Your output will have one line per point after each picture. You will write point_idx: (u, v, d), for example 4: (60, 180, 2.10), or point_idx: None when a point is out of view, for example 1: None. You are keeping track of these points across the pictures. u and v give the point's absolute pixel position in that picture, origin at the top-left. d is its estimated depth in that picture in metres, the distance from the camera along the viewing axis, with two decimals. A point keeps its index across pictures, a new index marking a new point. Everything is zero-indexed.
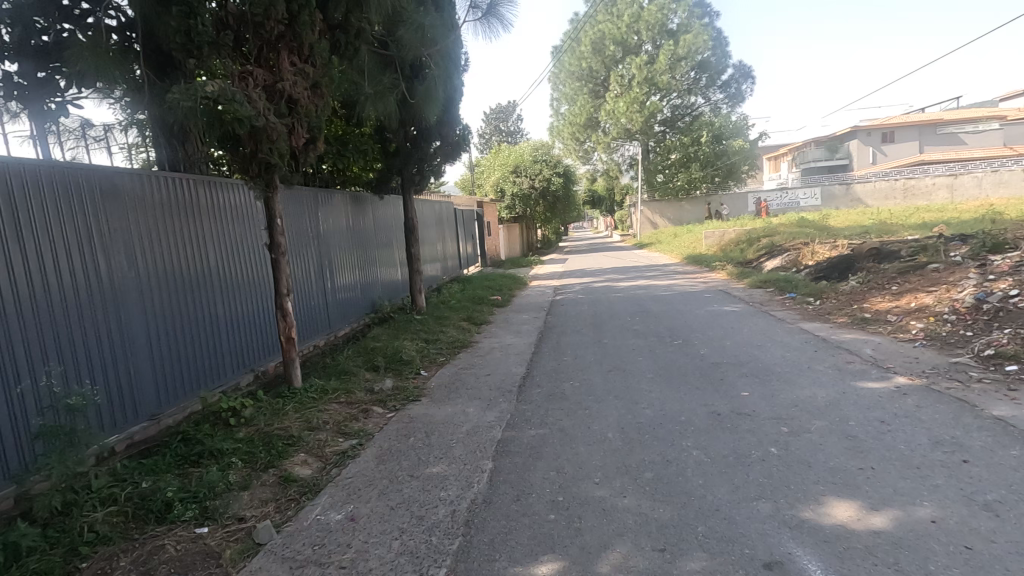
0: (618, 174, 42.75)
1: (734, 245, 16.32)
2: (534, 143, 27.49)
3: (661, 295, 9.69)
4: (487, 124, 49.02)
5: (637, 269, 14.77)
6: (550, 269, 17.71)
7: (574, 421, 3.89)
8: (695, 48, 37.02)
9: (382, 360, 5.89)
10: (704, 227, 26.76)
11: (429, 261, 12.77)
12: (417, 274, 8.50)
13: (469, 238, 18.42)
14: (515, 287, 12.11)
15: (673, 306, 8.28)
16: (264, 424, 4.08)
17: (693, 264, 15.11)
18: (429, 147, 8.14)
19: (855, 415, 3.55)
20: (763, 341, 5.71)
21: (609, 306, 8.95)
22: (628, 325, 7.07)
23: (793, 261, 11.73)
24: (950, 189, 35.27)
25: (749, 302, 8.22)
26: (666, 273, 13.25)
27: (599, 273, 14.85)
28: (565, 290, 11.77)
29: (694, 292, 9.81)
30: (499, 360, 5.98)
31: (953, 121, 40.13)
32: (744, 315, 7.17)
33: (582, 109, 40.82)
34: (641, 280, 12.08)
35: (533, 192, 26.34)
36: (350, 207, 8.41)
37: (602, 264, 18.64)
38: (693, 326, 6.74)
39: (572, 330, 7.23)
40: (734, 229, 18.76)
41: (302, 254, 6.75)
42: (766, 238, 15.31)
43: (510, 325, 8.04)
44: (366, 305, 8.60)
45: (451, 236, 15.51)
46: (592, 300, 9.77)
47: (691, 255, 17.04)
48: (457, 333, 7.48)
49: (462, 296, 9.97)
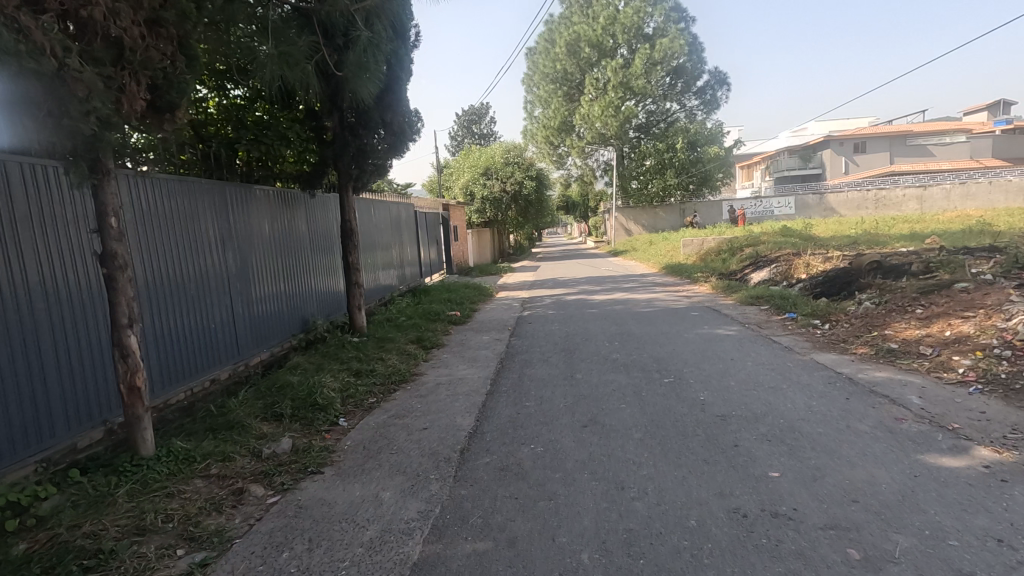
0: (593, 179, 41.97)
1: (716, 254, 15.36)
2: (506, 145, 26.29)
3: (642, 313, 8.50)
4: (460, 126, 47.83)
5: (612, 280, 13.62)
6: (520, 278, 16.49)
7: (531, 524, 2.61)
8: (671, 53, 36.50)
9: (288, 404, 4.51)
10: (681, 235, 25.95)
11: (382, 270, 11.35)
12: (357, 288, 7.15)
13: (434, 244, 17.09)
14: (478, 300, 10.79)
15: (657, 328, 7.09)
16: (61, 531, 2.69)
17: (673, 274, 14.07)
18: (371, 138, 6.81)
19: (950, 523, 2.36)
20: (774, 380, 4.56)
21: (582, 326, 7.73)
22: (605, 354, 5.85)
23: (783, 274, 10.72)
24: (920, 200, 35.49)
25: (744, 324, 7.09)
26: (645, 285, 12.13)
27: (572, 284, 13.67)
28: (535, 304, 10.54)
29: (679, 309, 8.67)
30: (444, 403, 4.68)
31: (923, 133, 40.49)
32: (743, 343, 6.03)
33: (556, 113, 39.88)
34: (618, 294, 10.90)
35: (504, 196, 25.13)
36: (277, 206, 7.00)
37: (577, 272, 17.51)
38: (684, 357, 5.56)
39: (538, 358, 5.98)
40: (714, 238, 17.83)
41: (201, 264, 5.37)
42: (750, 248, 14.36)
43: (466, 350, 6.75)
44: (295, 324, 7.20)
45: (410, 242, 14.08)
46: (563, 318, 8.54)
47: (670, 264, 16.04)
48: (399, 362, 6.15)
49: (413, 312, 8.61)
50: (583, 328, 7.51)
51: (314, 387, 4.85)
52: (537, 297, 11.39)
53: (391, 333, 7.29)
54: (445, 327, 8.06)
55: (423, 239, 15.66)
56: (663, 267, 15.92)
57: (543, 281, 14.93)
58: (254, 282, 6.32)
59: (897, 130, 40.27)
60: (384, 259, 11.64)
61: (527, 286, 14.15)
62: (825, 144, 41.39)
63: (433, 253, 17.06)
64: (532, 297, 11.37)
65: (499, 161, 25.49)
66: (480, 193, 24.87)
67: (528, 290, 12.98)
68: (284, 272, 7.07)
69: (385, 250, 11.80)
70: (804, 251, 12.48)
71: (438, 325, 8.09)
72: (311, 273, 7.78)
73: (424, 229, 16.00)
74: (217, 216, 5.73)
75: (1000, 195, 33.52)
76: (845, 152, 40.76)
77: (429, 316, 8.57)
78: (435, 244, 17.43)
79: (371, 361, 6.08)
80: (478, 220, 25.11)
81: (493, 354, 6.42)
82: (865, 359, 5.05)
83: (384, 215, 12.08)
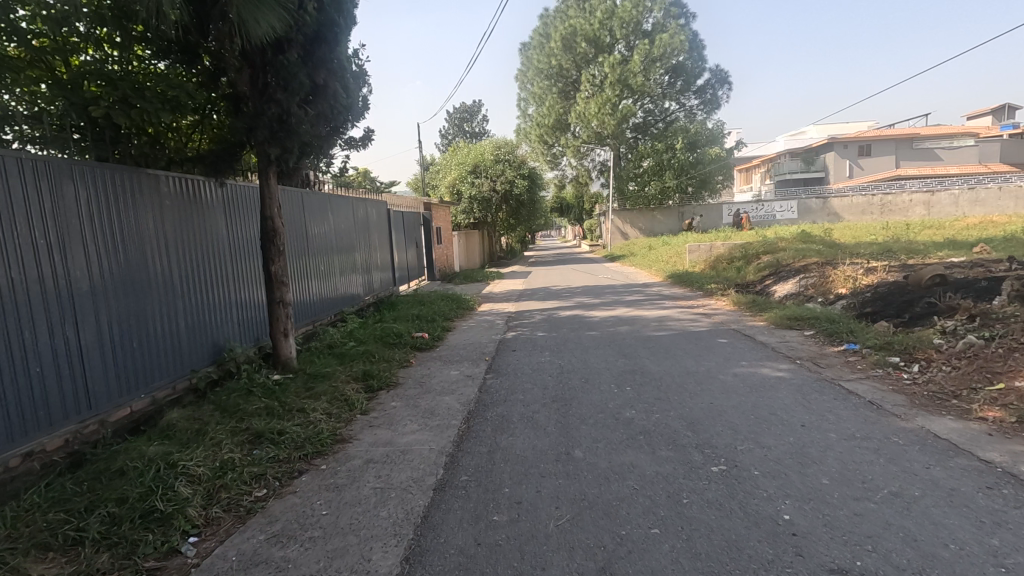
0: (588, 180, 40.43)
1: (727, 262, 13.73)
2: (497, 141, 24.55)
3: (654, 338, 6.77)
4: (450, 125, 46.15)
5: (611, 291, 11.88)
6: (509, 286, 14.78)
7: None
8: (670, 48, 34.95)
9: (103, 514, 2.76)
10: (682, 239, 24.38)
11: (341, 278, 9.54)
12: (288, 305, 5.44)
13: (412, 247, 15.37)
14: (454, 316, 9.04)
15: (678, 364, 5.37)
16: None
17: (681, 285, 12.42)
18: (296, 103, 4.90)
19: None
20: (890, 476, 2.86)
21: (579, 356, 6.00)
22: (613, 411, 4.13)
23: (816, 288, 9.08)
24: (927, 205, 34.28)
25: (793, 358, 5.41)
26: (651, 299, 10.43)
27: (565, 295, 11.93)
28: (522, 320, 8.84)
29: (699, 332, 6.96)
30: (366, 506, 2.95)
31: (929, 137, 39.23)
32: (804, 393, 4.33)
33: (551, 110, 38.20)
34: (620, 310, 9.18)
35: (494, 196, 23.42)
36: (173, 197, 5.23)
37: (572, 279, 15.85)
38: (729, 418, 3.85)
39: (519, 413, 4.26)
40: (723, 243, 16.19)
41: (13, 274, 3.61)
42: (768, 256, 12.68)
43: (424, 394, 5.01)
44: (203, 354, 5.47)
45: (382, 244, 12.25)
46: (554, 343, 6.82)
47: (676, 272, 14.38)
48: (325, 416, 4.40)
49: (368, 334, 6.87)
50: (580, 360, 5.80)
51: (163, 478, 3.08)
52: (525, 312, 9.66)
53: (329, 368, 5.54)
54: (406, 357, 6.33)
55: (398, 240, 13.88)
56: (668, 275, 14.22)
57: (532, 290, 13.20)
58: (127, 299, 4.57)
59: (903, 133, 38.93)
60: (346, 264, 9.84)
61: (516, 297, 12.40)
62: (828, 146, 40.01)
63: (411, 258, 15.28)
64: (519, 313, 9.64)
65: (489, 158, 23.74)
66: (468, 192, 23.17)
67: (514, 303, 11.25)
68: (188, 284, 5.36)
69: (348, 254, 9.99)
70: (835, 260, 10.81)
71: (396, 354, 6.34)
72: (228, 284, 6.06)
73: (400, 231, 14.19)
74: (62, 202, 4.04)
75: (1009, 201, 32.35)
76: (849, 155, 39.38)
77: (389, 340, 6.81)
78: (414, 247, 15.62)
79: (285, 416, 4.34)
80: (466, 222, 23.37)
81: (459, 402, 4.68)
82: (1010, 432, 3.36)
83: (349, 212, 10.30)
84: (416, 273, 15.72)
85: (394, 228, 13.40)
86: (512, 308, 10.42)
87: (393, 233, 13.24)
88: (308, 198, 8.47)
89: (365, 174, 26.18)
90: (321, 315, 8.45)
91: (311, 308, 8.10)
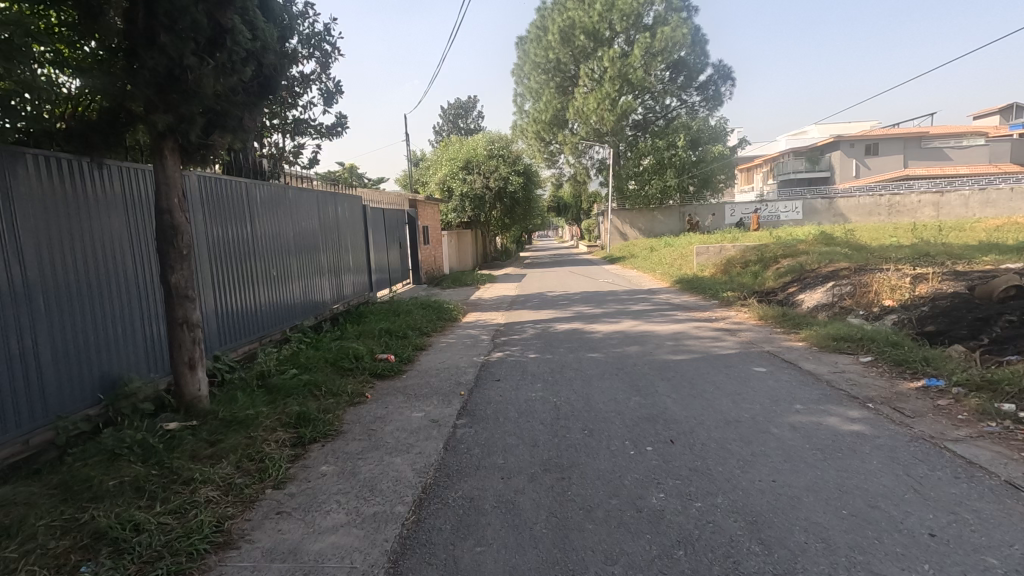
0: (587, 178, 39.15)
1: (741, 266, 12.47)
2: (490, 136, 23.19)
3: (671, 364, 5.47)
4: (444, 120, 44.77)
5: (612, 299, 10.56)
6: (501, 292, 13.47)
7: None
8: (672, 42, 33.69)
9: None
10: (686, 240, 23.13)
11: (300, 286, 8.17)
12: (196, 328, 4.10)
13: (395, 248, 14.04)
14: (431, 331, 7.72)
15: (709, 407, 4.07)
16: None
17: (692, 292, 11.14)
18: (186, 50, 3.51)
19: None
20: None
21: (579, 390, 4.69)
22: (632, 496, 2.82)
23: (855, 299, 7.79)
24: (936, 206, 33.19)
25: (861, 400, 4.12)
26: (660, 310, 9.12)
27: (561, 303, 10.58)
28: (512, 335, 7.53)
29: (726, 357, 5.66)
30: None
31: (938, 136, 38.10)
32: (904, 463, 3.04)
33: (547, 106, 36.85)
34: (626, 323, 7.88)
35: (487, 194, 22.09)
36: (35, 182, 3.83)
37: (571, 283, 14.56)
38: (808, 513, 2.56)
39: (495, 496, 2.94)
40: (734, 246, 14.92)
41: None
42: (789, 260, 11.38)
43: (369, 451, 3.69)
44: (81, 393, 4.07)
45: (356, 246, 10.89)
46: (547, 369, 5.51)
47: (684, 278, 13.11)
48: (218, 495, 3.08)
49: (316, 358, 5.55)
50: (580, 398, 4.49)
51: None
52: (514, 325, 8.33)
53: (250, 409, 4.23)
54: (358, 390, 5.02)
55: (377, 241, 12.55)
56: (676, 281, 12.91)
57: (523, 297, 11.88)
58: None
59: (910, 131, 37.76)
60: (308, 269, 8.52)
61: (507, 304, 11.08)
62: (834, 145, 38.81)
63: (393, 260, 13.94)
64: (507, 325, 8.32)
65: (481, 153, 22.38)
66: (459, 190, 21.84)
67: (503, 312, 9.93)
68: (61, 300, 3.98)
69: (310, 257, 8.65)
70: (869, 265, 9.49)
71: (347, 386, 5.02)
72: (130, 298, 4.68)
73: (380, 230, 12.85)
74: None
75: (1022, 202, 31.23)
76: (855, 154, 38.17)
77: (341, 367, 5.49)
78: (396, 249, 14.27)
79: (158, 496, 3.02)
80: (457, 221, 22.04)
81: (414, 469, 3.36)
82: None
83: (313, 209, 8.94)
84: (399, 277, 14.38)
85: (372, 227, 12.07)
86: (500, 319, 9.10)
87: (370, 232, 11.88)
88: (254, 191, 7.12)
89: (351, 170, 24.80)
90: (265, 332, 7.04)
91: (250, 325, 6.69)
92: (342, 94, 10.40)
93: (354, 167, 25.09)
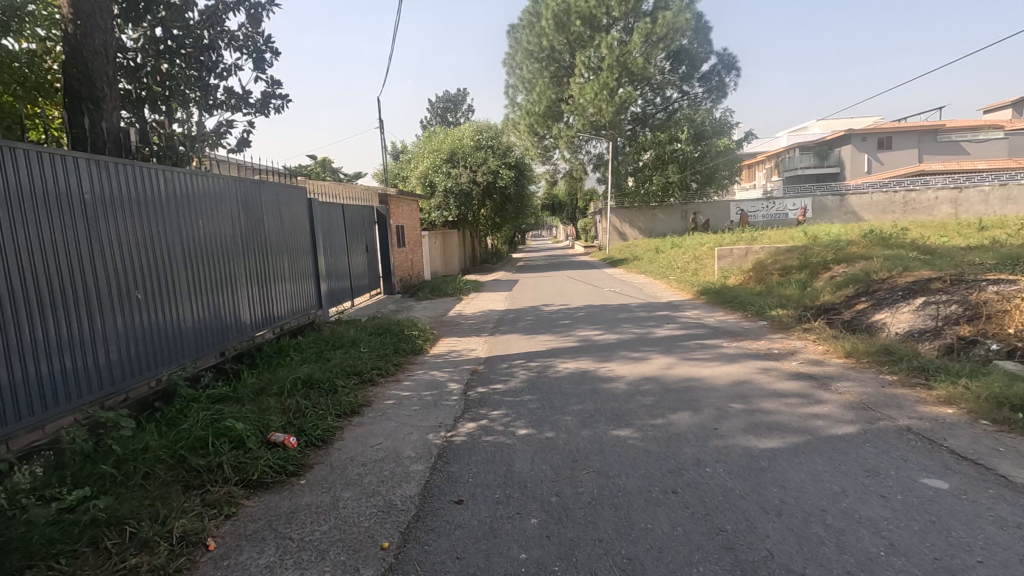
0: (583, 174, 36.90)
1: (780, 273, 10.21)
2: (477, 125, 20.83)
3: (761, 461, 3.16)
4: (431, 113, 42.36)
5: (626, 319, 8.25)
6: (487, 305, 11.15)
7: None
8: (675, 29, 31.53)
9: None
10: (696, 240, 20.89)
11: (193, 312, 5.72)
12: None
13: (358, 253, 11.68)
14: (377, 378, 5.40)
15: None
16: None
17: (726, 308, 8.86)
18: None
19: None
20: None
21: (614, 548, 2.38)
22: None
23: (982, 329, 5.60)
24: (954, 203, 31.29)
25: None
26: (694, 336, 6.82)
27: (560, 324, 8.27)
28: (494, 382, 5.21)
29: (847, 443, 3.35)
30: None
31: (953, 129, 36.11)
32: None
33: (541, 97, 34.51)
34: (654, 362, 5.57)
35: (474, 189, 19.75)
36: None
37: (571, 293, 12.27)
38: None
39: None
40: (763, 247, 12.65)
41: None
42: (844, 266, 9.14)
43: None
44: None
45: (297, 250, 8.50)
46: (547, 471, 3.19)
47: (708, 287, 10.84)
48: None
49: (149, 453, 3.23)
50: None
51: None
52: (498, 362, 6.00)
53: None
54: (195, 532, 2.69)
55: (332, 245, 10.13)
56: (699, 291, 10.65)
57: (512, 314, 9.55)
58: None
59: (925, 124, 35.74)
60: (213, 284, 6.14)
61: (491, 324, 8.74)
62: (844, 139, 36.73)
63: (356, 267, 11.56)
64: (489, 363, 6.00)
65: (468, 143, 20.02)
66: (443, 184, 19.49)
67: (486, 338, 7.61)
68: None
69: (217, 267, 6.25)
70: (967, 275, 7.22)
71: (172, 524, 2.68)
72: None
73: (336, 233, 10.41)
74: None
75: None
76: (867, 148, 36.12)
77: (189, 471, 3.18)
78: (360, 253, 11.84)
79: None
80: (440, 220, 19.63)
81: None
82: None
83: (223, 202, 6.51)
84: (365, 286, 12.00)
85: (323, 227, 9.63)
86: (481, 350, 6.76)
87: (320, 234, 9.44)
88: (108, 171, 4.70)
89: (323, 164, 22.35)
90: (115, 389, 4.57)
91: (83, 379, 4.26)
92: (275, 54, 8.09)
93: (326, 161, 22.66)
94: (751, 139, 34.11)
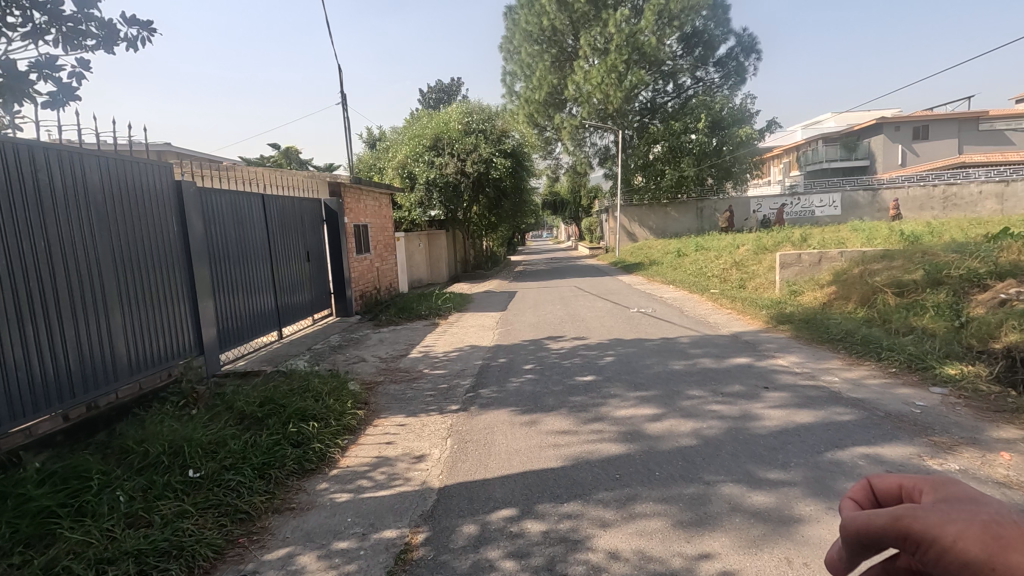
0: (588, 169, 33.76)
1: (897, 292, 6.97)
2: (467, 106, 17.59)
3: None
4: (421, 102, 39.17)
5: (687, 377, 4.99)
6: (470, 335, 7.94)
7: None
8: (690, 6, 28.34)
9: None
10: (728, 242, 17.69)
11: None
12: None
13: (291, 263, 8.50)
14: None
15: None
16: None
17: (840, 351, 5.61)
18: None
19: None
20: None
21: None
22: None
23: None
24: (1001, 199, 28.20)
25: None
26: (842, 432, 3.56)
27: (577, 385, 5.00)
28: None
29: None
30: None
31: (996, 117, 32.81)
32: None
33: (541, 83, 31.27)
34: (824, 551, 2.32)
35: (462, 181, 16.54)
36: None
37: (587, 315, 9.06)
38: None
39: None
40: (844, 253, 9.39)
41: None
42: (1018, 285, 5.88)
43: None
44: None
45: (166, 262, 5.36)
46: None
47: (784, 311, 7.62)
48: None
49: None
50: None
51: None
52: (459, 521, 2.75)
53: None
54: None
55: (236, 253, 6.87)
56: (773, 318, 7.41)
57: (501, 359, 6.29)
58: None
59: (964, 112, 32.43)
60: None
61: (465, 382, 5.47)
62: (875, 129, 33.44)
63: (287, 281, 8.32)
64: (438, 523, 2.74)
65: (455, 127, 16.77)
66: (424, 176, 16.33)
67: (451, 419, 4.35)
68: None
69: None
70: None
71: None
72: None
73: (244, 234, 7.14)
74: None
75: None
76: (900, 139, 32.82)
77: None
78: (294, 262, 8.58)
79: None
80: (423, 218, 16.71)
81: None
82: None
83: None
84: (301, 305, 8.76)
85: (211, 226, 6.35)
86: (432, 465, 3.50)
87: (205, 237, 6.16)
88: None
89: (287, 153, 19.14)
90: None
91: None
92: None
93: (292, 150, 19.44)
94: (773, 128, 30.88)
